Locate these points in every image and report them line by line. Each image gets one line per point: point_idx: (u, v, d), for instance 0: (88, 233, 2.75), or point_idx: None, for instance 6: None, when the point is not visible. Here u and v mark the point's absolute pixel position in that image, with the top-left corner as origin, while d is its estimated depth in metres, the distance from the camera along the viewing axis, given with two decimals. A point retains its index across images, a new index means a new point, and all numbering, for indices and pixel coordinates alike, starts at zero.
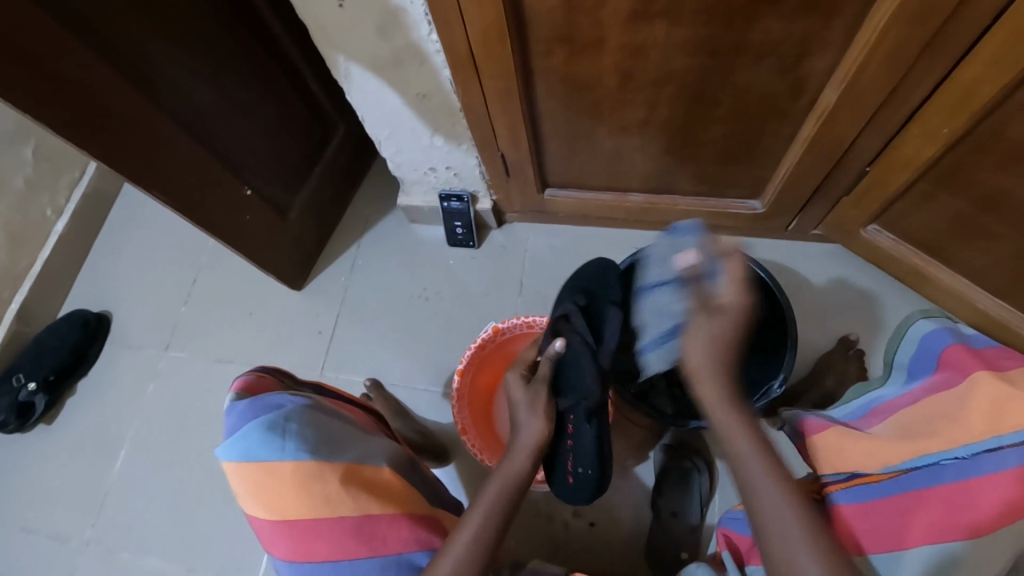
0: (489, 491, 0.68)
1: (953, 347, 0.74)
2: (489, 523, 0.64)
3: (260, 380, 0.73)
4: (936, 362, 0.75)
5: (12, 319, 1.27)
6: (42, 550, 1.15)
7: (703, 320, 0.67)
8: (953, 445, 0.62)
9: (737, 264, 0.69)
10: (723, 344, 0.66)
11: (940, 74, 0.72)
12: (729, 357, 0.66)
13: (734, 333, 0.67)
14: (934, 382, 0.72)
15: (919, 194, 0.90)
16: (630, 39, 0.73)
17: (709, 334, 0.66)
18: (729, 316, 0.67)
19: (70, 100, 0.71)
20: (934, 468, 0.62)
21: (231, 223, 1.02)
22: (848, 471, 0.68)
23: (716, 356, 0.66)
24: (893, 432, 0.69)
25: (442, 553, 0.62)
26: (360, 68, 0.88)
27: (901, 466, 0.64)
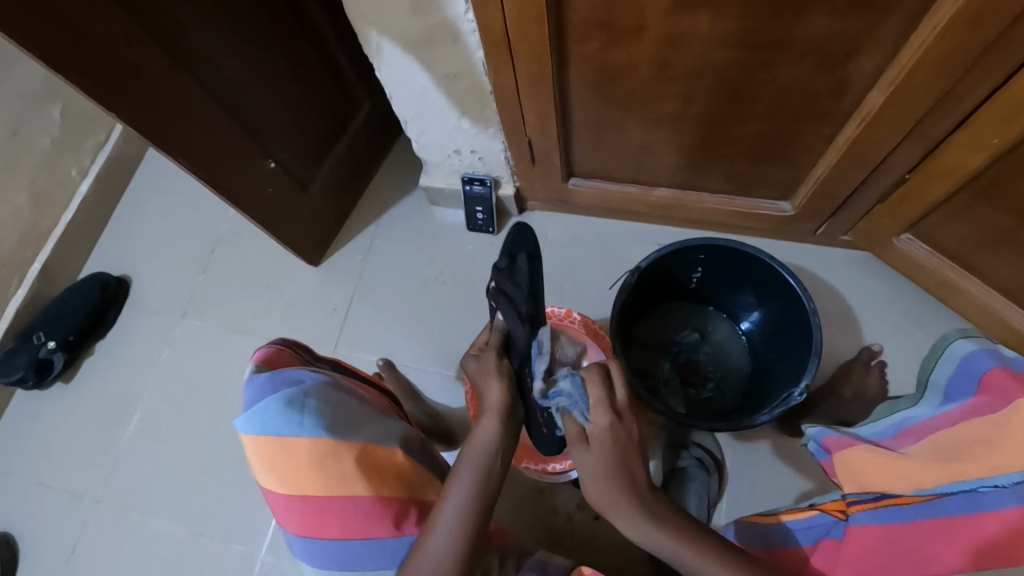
0: (467, 458, 0.68)
1: (994, 369, 0.69)
2: (473, 489, 0.65)
3: (279, 354, 0.73)
4: (976, 385, 0.71)
5: (34, 278, 1.28)
6: (55, 506, 1.17)
7: (578, 457, 0.69)
8: (993, 473, 0.60)
9: (594, 389, 0.69)
10: (601, 477, 0.66)
11: (997, 79, 0.69)
12: (618, 480, 0.65)
13: (610, 459, 0.66)
14: (974, 406, 0.68)
15: (958, 205, 0.87)
16: (671, 28, 0.71)
17: (585, 470, 0.68)
18: (596, 448, 0.67)
19: (100, 62, 0.71)
20: (972, 495, 0.60)
21: (252, 195, 1.01)
22: (879, 492, 0.68)
23: (605, 487, 0.65)
24: (927, 455, 0.68)
25: (428, 527, 0.62)
26: (391, 43, 0.86)
27: (935, 490, 0.63)
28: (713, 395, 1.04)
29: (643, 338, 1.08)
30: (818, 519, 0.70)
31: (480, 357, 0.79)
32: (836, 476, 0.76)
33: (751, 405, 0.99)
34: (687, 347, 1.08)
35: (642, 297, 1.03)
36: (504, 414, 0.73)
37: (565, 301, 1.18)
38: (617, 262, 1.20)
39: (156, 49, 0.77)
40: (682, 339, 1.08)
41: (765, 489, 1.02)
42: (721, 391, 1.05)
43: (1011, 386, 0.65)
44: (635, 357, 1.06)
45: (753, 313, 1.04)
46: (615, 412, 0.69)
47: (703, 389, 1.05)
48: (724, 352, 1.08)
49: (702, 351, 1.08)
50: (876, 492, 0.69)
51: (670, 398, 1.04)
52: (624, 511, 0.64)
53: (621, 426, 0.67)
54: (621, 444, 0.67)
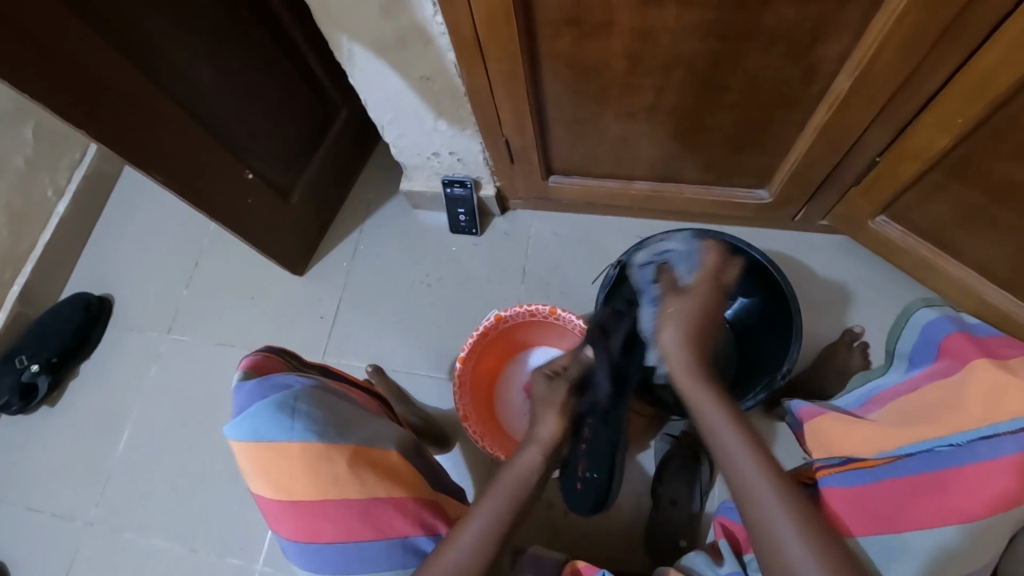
0: (505, 477, 0.69)
1: (953, 335, 0.76)
2: (506, 505, 0.65)
3: (267, 360, 0.73)
4: (937, 350, 0.77)
5: (14, 301, 1.26)
6: (47, 531, 1.16)
7: (668, 300, 0.73)
8: (948, 433, 0.63)
9: (712, 259, 0.78)
10: (689, 322, 0.71)
11: (957, 61, 0.70)
12: (699, 334, 0.71)
13: (699, 311, 0.71)
14: (935, 370, 0.74)
15: (929, 184, 0.88)
16: (639, 22, 0.71)
17: (675, 313, 0.72)
18: (692, 296, 0.73)
19: (68, 79, 0.70)
20: (929, 455, 0.63)
21: (233, 206, 1.01)
22: (844, 456, 0.69)
23: (684, 330, 0.71)
24: (888, 418, 0.72)
25: (449, 540, 0.62)
26: (363, 49, 0.86)
27: (895, 452, 0.65)
28: None
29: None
30: None
31: (551, 381, 0.84)
32: (807, 444, 0.78)
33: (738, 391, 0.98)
34: None
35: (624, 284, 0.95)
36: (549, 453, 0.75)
37: (551, 298, 1.19)
38: (601, 257, 1.21)
39: (125, 62, 0.77)
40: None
41: None
42: None
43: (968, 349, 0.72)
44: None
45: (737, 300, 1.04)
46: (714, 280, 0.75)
47: None
48: None
49: None
50: (841, 457, 0.69)
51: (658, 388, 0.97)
52: (685, 363, 0.69)
53: (717, 289, 0.74)
54: (713, 304, 0.73)
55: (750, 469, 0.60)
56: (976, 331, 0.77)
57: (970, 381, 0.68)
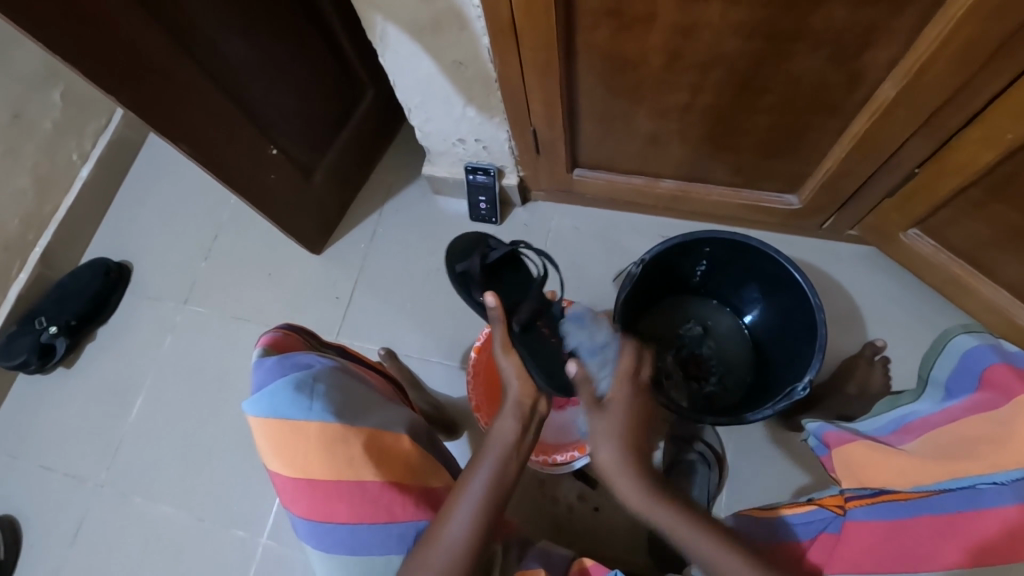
0: (490, 448, 0.68)
1: (995, 366, 0.70)
2: (491, 485, 0.64)
3: (288, 338, 0.74)
4: (977, 380, 0.72)
5: (36, 263, 1.28)
6: (58, 490, 1.18)
7: (593, 420, 0.71)
8: (993, 470, 0.61)
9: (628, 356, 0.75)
10: (621, 438, 0.68)
11: (1012, 75, 0.68)
12: (634, 448, 0.67)
13: (627, 420, 0.69)
14: (975, 403, 0.70)
15: (967, 201, 0.86)
16: (683, 17, 0.69)
17: (603, 433, 0.69)
18: (613, 410, 0.70)
19: (103, 46, 0.70)
20: (971, 492, 0.60)
21: (256, 181, 1.01)
22: (877, 488, 0.68)
23: (620, 450, 0.67)
24: (925, 450, 0.69)
25: (443, 515, 0.62)
26: (396, 30, 0.85)
27: (933, 486, 0.64)
28: (715, 388, 1.04)
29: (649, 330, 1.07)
30: (815, 514, 0.68)
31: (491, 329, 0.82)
32: (834, 471, 0.75)
33: (755, 397, 1.00)
34: (689, 340, 1.07)
35: (648, 292, 1.03)
36: (525, 413, 0.72)
37: (567, 293, 1.18)
38: (621, 254, 1.19)
39: (158, 30, 0.76)
40: (686, 333, 1.08)
41: (767, 486, 1.02)
42: (724, 384, 1.05)
43: (1014, 384, 0.66)
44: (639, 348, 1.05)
45: (757, 307, 1.04)
46: (637, 384, 0.73)
47: (706, 382, 1.05)
48: (728, 347, 1.07)
49: (706, 345, 1.07)
50: (873, 488, 0.68)
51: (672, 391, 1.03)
52: (631, 485, 0.65)
53: (641, 395, 0.72)
54: (641, 414, 0.71)
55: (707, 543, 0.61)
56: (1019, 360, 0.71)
57: (1013, 418, 0.64)
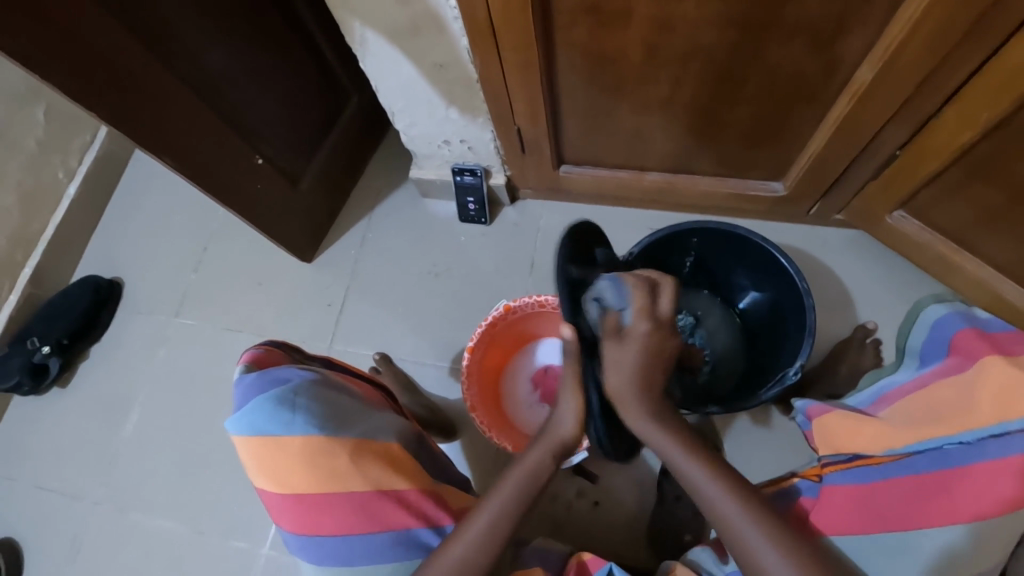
0: (518, 466, 0.68)
1: (965, 331, 0.72)
2: (514, 500, 0.64)
3: (269, 354, 0.73)
4: (948, 346, 0.74)
5: (25, 283, 1.27)
6: (56, 509, 1.17)
7: (609, 350, 0.70)
8: (958, 430, 0.62)
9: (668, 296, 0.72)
10: (636, 372, 0.69)
11: (984, 54, 0.68)
12: (647, 379, 0.69)
13: (644, 356, 0.68)
14: (945, 368, 0.71)
15: (950, 181, 0.86)
16: (659, 11, 0.70)
17: (619, 361, 0.69)
18: (631, 343, 0.69)
19: (80, 63, 0.70)
20: (938, 454, 0.62)
21: (243, 192, 1.01)
22: (851, 454, 0.68)
23: (634, 390, 0.68)
24: (896, 416, 0.69)
25: (454, 535, 0.62)
26: (374, 34, 0.85)
27: (904, 449, 0.64)
28: (710, 378, 1.04)
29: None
30: (798, 486, 0.72)
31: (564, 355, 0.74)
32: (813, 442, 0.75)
33: (749, 385, 1.00)
34: (683, 332, 1.07)
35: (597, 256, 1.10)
36: (562, 445, 0.70)
37: None
38: None
39: (137, 45, 0.76)
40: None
41: (765, 474, 1.03)
42: (718, 374, 1.05)
43: (980, 346, 0.68)
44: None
45: (748, 296, 1.04)
46: (657, 320, 0.70)
47: (700, 372, 1.05)
48: (722, 338, 1.07)
49: (699, 336, 1.07)
50: (848, 454, 0.69)
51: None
52: (640, 408, 0.68)
53: (659, 331, 0.69)
54: (655, 352, 0.69)
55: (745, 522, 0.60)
56: (989, 326, 0.74)
57: (976, 378, 0.65)
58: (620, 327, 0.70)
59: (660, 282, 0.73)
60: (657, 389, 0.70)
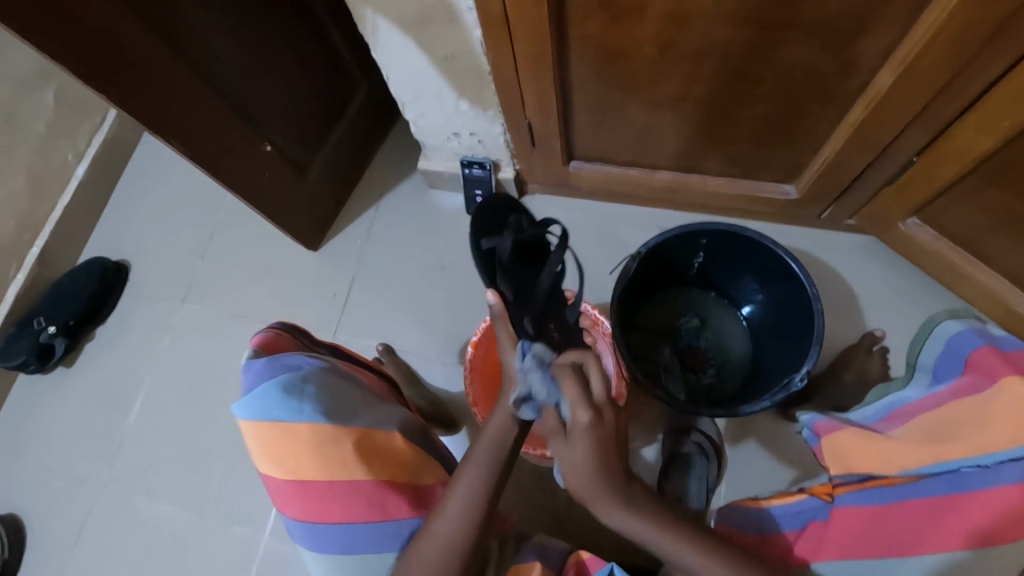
0: (486, 435, 0.70)
1: (981, 349, 0.72)
2: (484, 481, 0.65)
3: (276, 339, 0.73)
4: (963, 364, 0.73)
5: (33, 264, 1.28)
6: (61, 489, 1.19)
7: (560, 452, 0.67)
8: (975, 453, 0.61)
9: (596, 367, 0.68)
10: (591, 471, 0.63)
11: (1010, 60, 0.67)
12: (606, 470, 0.64)
13: (595, 453, 0.63)
14: (959, 386, 0.70)
15: (965, 188, 0.85)
16: (675, 7, 0.68)
17: (572, 462, 0.65)
18: (577, 440, 0.64)
19: (90, 47, 0.70)
20: (955, 476, 0.62)
21: (251, 179, 1.00)
22: (864, 474, 0.69)
23: (599, 486, 0.64)
24: (909, 436, 0.69)
25: (436, 512, 0.62)
26: (386, 24, 0.84)
27: (918, 470, 0.65)
28: (713, 380, 1.04)
29: (516, 243, 0.80)
30: (806, 503, 0.71)
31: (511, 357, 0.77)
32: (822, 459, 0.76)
33: (753, 389, 0.99)
34: (687, 333, 1.06)
35: (500, 215, 0.85)
36: (522, 420, 0.71)
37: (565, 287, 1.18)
38: (619, 247, 1.18)
39: (147, 29, 0.76)
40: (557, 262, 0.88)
41: (766, 477, 1.02)
42: (721, 376, 1.04)
43: (995, 365, 0.67)
44: (515, 270, 0.79)
45: (755, 299, 1.03)
46: (594, 406, 0.65)
47: (704, 374, 1.04)
48: (726, 340, 1.07)
49: (703, 338, 1.07)
50: (860, 474, 0.70)
51: (546, 320, 0.82)
52: (608, 502, 0.64)
53: (600, 423, 0.64)
54: (605, 442, 0.64)
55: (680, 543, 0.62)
56: (1005, 342, 0.73)
57: (993, 398, 0.64)
58: (563, 421, 0.67)
59: (584, 360, 0.69)
60: (625, 479, 0.65)
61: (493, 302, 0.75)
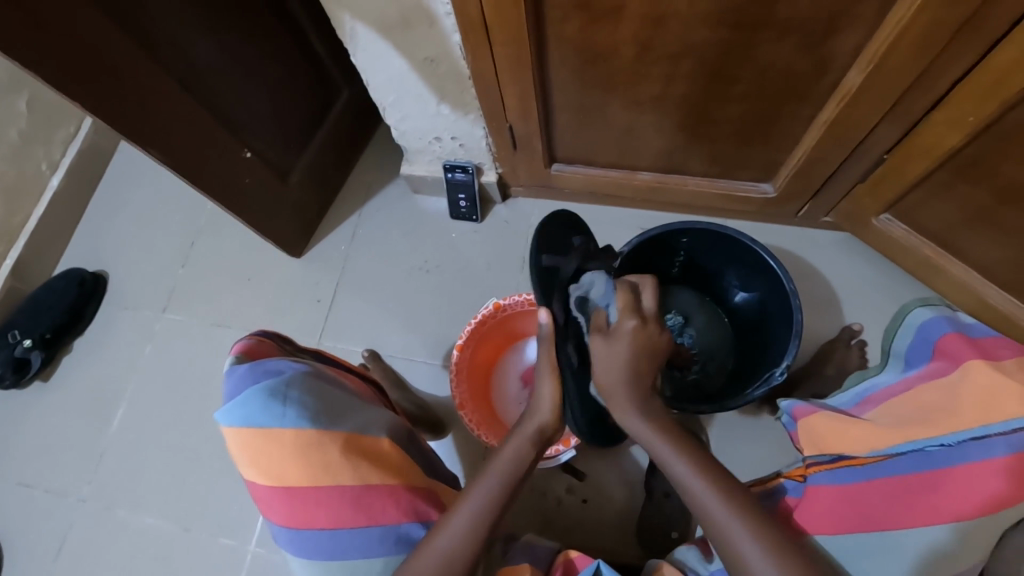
0: (497, 462, 0.67)
1: (949, 335, 0.76)
2: (495, 492, 0.64)
3: (259, 345, 0.73)
4: (933, 350, 0.77)
5: (8, 275, 1.25)
6: (38, 506, 1.16)
7: (593, 345, 0.69)
8: (940, 433, 0.63)
9: (651, 295, 0.72)
10: (620, 367, 0.67)
11: (972, 58, 0.69)
12: (638, 370, 0.68)
13: (632, 350, 0.67)
14: (930, 371, 0.74)
15: (936, 183, 0.88)
16: (651, 8, 0.70)
17: (602, 354, 0.68)
18: (618, 338, 0.68)
19: (64, 52, 0.69)
20: (920, 455, 0.64)
21: (232, 186, 0.99)
22: (835, 453, 0.70)
23: (627, 387, 0.67)
24: (882, 417, 0.71)
25: (438, 526, 0.61)
26: (367, 28, 0.84)
27: (886, 450, 0.66)
28: (699, 376, 1.04)
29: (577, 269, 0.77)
30: (785, 487, 0.75)
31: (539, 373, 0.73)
32: (799, 441, 0.77)
33: (739, 383, 1.01)
34: (671, 330, 1.05)
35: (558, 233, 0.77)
36: (541, 436, 0.71)
37: None
38: None
39: (121, 34, 0.75)
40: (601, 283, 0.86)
41: (754, 472, 1.04)
42: (706, 371, 1.05)
43: (964, 351, 0.71)
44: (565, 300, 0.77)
45: (737, 295, 1.05)
46: (641, 316, 0.70)
47: (689, 371, 1.05)
48: (710, 336, 1.06)
49: (686, 334, 1.06)
50: (831, 454, 0.71)
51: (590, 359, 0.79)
52: (626, 400, 0.67)
53: (645, 328, 0.69)
54: (646, 344, 0.68)
55: (672, 454, 0.65)
56: (971, 330, 0.78)
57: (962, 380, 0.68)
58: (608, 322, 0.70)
59: (642, 286, 0.73)
60: (649, 385, 0.69)
61: (546, 322, 0.71)
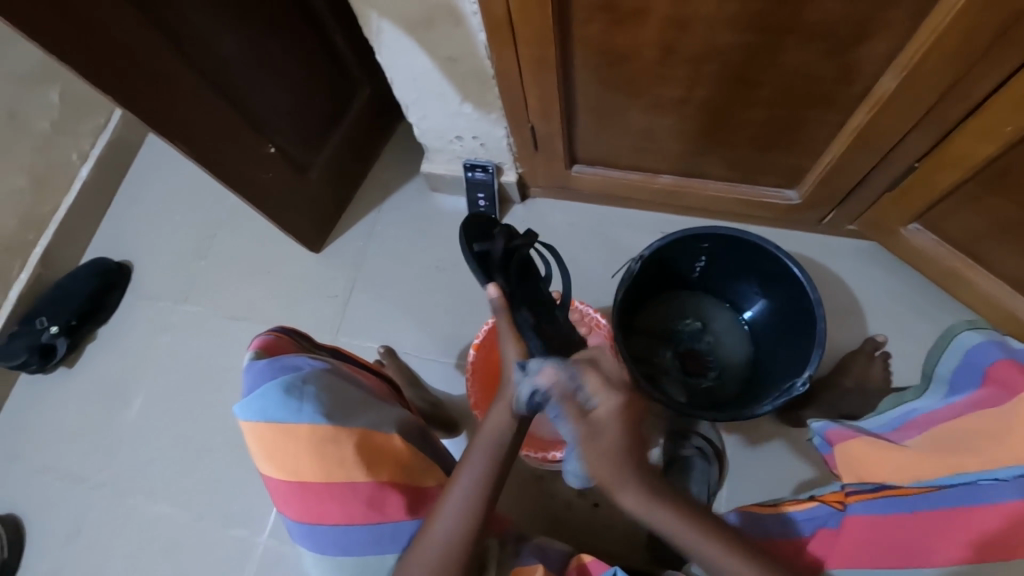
0: (479, 445, 0.69)
1: (1000, 362, 0.73)
2: (483, 475, 0.66)
3: (278, 341, 0.73)
4: (982, 376, 0.74)
5: (35, 262, 1.28)
6: (57, 489, 1.18)
7: (575, 438, 0.66)
8: (994, 467, 0.64)
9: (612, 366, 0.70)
10: (614, 456, 0.64)
11: (1010, 67, 0.67)
12: (632, 453, 0.64)
13: (623, 437, 0.65)
14: (980, 399, 0.72)
15: (966, 194, 0.86)
16: (676, 10, 0.69)
17: (596, 447, 0.64)
18: (606, 427, 0.65)
19: (95, 46, 0.70)
20: (973, 488, 0.63)
21: (253, 180, 1.01)
22: (878, 482, 0.70)
23: (631, 478, 0.63)
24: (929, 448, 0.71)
25: (434, 513, 0.63)
26: (391, 26, 0.85)
27: (935, 482, 0.67)
28: (712, 385, 1.03)
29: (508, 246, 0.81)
30: (815, 510, 0.70)
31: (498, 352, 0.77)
32: (835, 468, 0.77)
33: (753, 393, 0.99)
34: (688, 335, 1.07)
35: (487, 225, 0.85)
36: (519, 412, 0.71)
37: None
38: (619, 251, 1.19)
39: (149, 29, 0.76)
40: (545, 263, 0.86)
41: (769, 483, 1.02)
42: (722, 380, 1.04)
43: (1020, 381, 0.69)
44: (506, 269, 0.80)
45: (756, 303, 1.04)
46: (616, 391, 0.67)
47: (703, 378, 1.04)
48: (726, 343, 1.06)
49: (703, 340, 1.07)
50: (873, 483, 0.70)
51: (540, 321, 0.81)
52: (635, 490, 0.63)
53: (625, 404, 0.66)
54: (630, 421, 0.66)
55: (674, 518, 0.63)
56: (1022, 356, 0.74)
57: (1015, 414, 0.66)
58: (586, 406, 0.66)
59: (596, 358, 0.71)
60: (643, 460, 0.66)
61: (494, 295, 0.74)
